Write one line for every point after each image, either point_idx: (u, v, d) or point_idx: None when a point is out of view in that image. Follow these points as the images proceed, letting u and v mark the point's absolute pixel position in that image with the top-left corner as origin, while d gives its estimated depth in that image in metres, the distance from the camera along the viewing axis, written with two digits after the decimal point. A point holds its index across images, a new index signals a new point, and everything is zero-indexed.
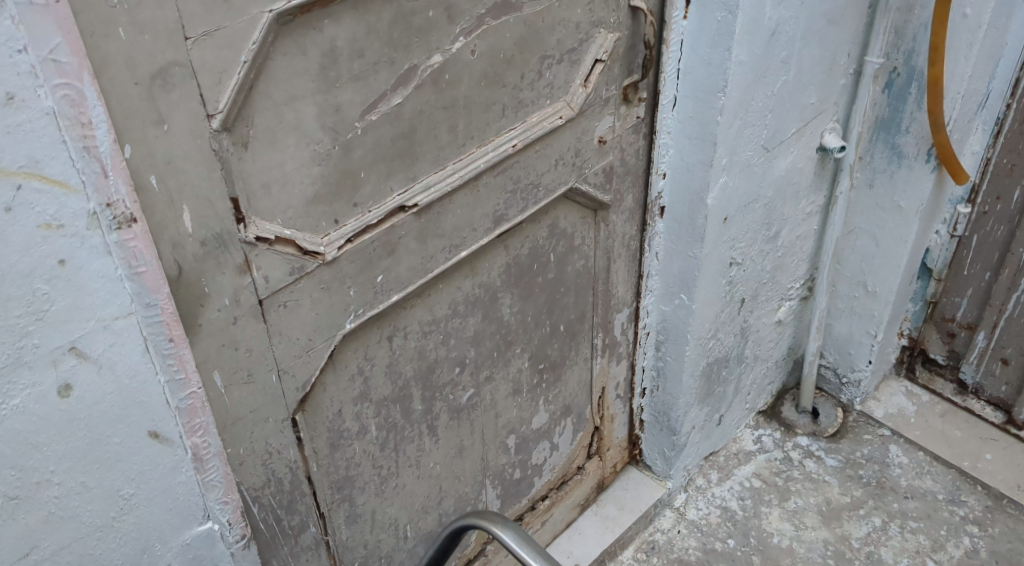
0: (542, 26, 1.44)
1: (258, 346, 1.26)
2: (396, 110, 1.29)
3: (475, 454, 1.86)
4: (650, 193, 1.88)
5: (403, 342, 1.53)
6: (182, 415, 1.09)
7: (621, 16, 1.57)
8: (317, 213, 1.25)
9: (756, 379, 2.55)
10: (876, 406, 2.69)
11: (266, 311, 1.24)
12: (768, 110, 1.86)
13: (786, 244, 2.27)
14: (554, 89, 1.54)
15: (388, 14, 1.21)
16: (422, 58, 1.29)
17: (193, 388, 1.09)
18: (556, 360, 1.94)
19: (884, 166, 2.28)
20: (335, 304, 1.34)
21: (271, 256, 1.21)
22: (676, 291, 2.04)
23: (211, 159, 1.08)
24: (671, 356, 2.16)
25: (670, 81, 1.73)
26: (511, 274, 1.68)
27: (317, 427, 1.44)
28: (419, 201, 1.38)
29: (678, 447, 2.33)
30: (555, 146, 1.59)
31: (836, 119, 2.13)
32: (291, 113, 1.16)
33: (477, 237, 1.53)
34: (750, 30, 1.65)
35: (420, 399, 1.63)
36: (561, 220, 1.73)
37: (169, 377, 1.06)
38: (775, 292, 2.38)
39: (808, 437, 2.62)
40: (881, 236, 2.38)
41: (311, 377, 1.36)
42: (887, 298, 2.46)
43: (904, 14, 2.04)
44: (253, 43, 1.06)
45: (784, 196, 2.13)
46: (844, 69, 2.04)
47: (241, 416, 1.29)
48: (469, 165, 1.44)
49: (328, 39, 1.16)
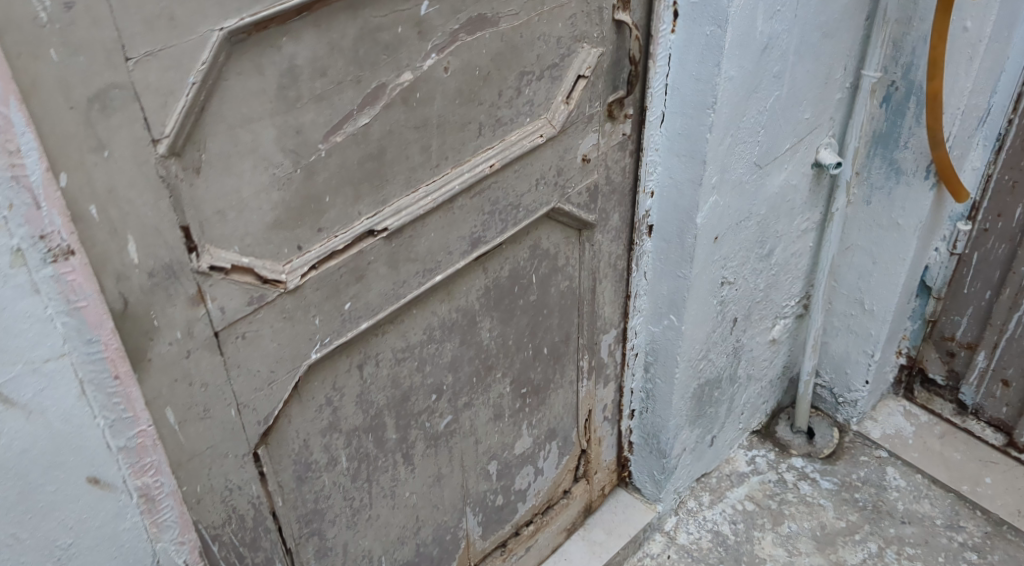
0: (521, 40, 1.38)
1: (214, 381, 1.19)
2: (363, 131, 1.23)
3: (454, 482, 1.79)
4: (637, 212, 1.81)
5: (375, 370, 1.46)
6: (129, 454, 1.03)
7: (605, 30, 1.50)
8: (278, 239, 1.19)
9: (749, 398, 2.48)
10: (873, 427, 2.62)
11: (223, 343, 1.18)
12: (760, 126, 1.79)
13: (780, 262, 2.20)
14: (535, 106, 1.47)
15: (352, 30, 1.15)
16: (390, 75, 1.22)
17: (142, 426, 1.04)
18: (540, 384, 1.87)
19: (881, 182, 2.21)
20: (299, 334, 1.27)
21: (227, 286, 1.14)
22: (665, 311, 1.97)
23: (158, 186, 1.01)
24: (660, 377, 2.09)
25: (658, 96, 1.66)
26: (491, 297, 1.62)
27: (282, 460, 1.37)
28: (389, 225, 1.32)
29: (668, 471, 2.26)
30: (535, 165, 1.52)
31: (831, 134, 2.07)
32: (247, 135, 1.09)
33: (453, 260, 1.46)
34: (740, 44, 1.58)
35: (394, 427, 1.57)
36: (543, 240, 1.66)
37: (114, 416, 1.01)
38: (769, 310, 2.31)
39: (803, 458, 2.55)
40: (879, 254, 2.31)
41: (274, 410, 1.29)
42: (884, 317, 2.39)
43: (901, 27, 1.97)
44: (203, 62, 0.99)
45: (778, 212, 2.06)
46: (840, 83, 1.97)
47: (197, 453, 1.22)
48: (443, 187, 1.37)
49: (287, 57, 1.09)
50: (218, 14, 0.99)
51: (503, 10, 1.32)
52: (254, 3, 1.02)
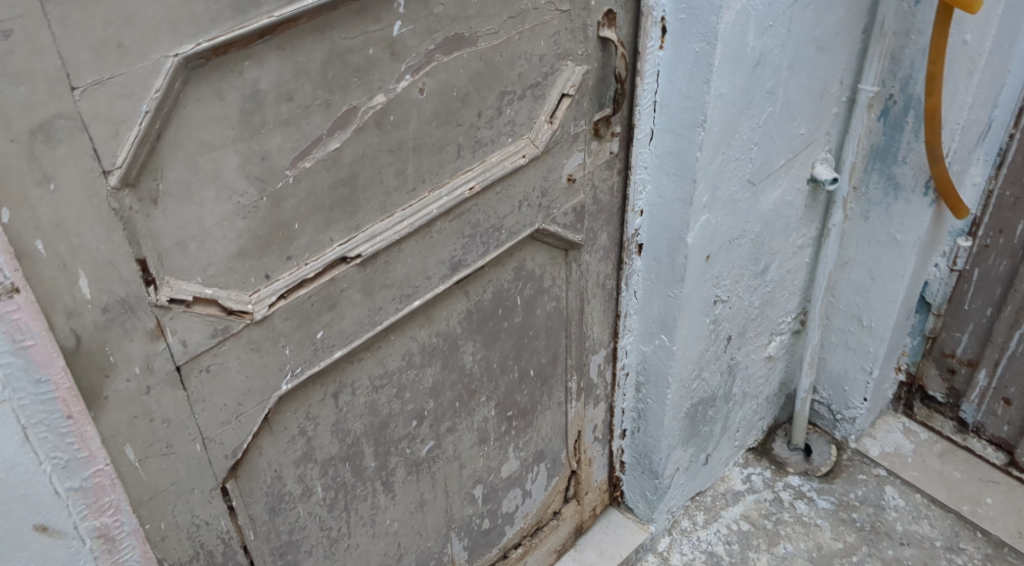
0: (501, 59, 1.33)
1: (177, 416, 1.15)
2: (333, 156, 1.18)
3: (437, 507, 1.74)
4: (626, 231, 1.77)
5: (351, 398, 1.42)
6: (86, 494, 1.03)
7: (590, 48, 1.45)
8: (244, 268, 1.14)
9: (745, 416, 2.43)
10: (872, 444, 2.56)
11: (186, 378, 1.13)
12: (753, 143, 1.74)
13: (776, 279, 2.15)
14: (517, 126, 1.42)
15: (320, 53, 1.10)
16: (361, 98, 1.17)
17: (99, 466, 1.03)
18: (526, 406, 1.82)
19: (880, 198, 2.16)
20: (268, 365, 1.23)
21: (189, 319, 1.10)
22: (655, 331, 1.92)
23: (110, 219, 0.97)
24: (652, 397, 2.04)
25: (647, 113, 1.61)
26: (473, 321, 1.57)
27: (253, 492, 1.33)
28: (362, 252, 1.27)
29: (661, 491, 2.21)
30: (518, 186, 1.47)
31: (828, 149, 2.02)
32: (208, 162, 1.05)
33: (431, 284, 1.42)
34: (730, 61, 1.54)
35: (372, 455, 1.52)
36: (528, 261, 1.61)
37: (70, 457, 1.00)
38: (765, 327, 2.26)
39: (799, 476, 2.50)
40: (877, 269, 2.26)
41: (242, 444, 1.25)
42: (883, 334, 2.34)
43: (900, 40, 1.92)
44: (157, 90, 0.95)
45: (773, 229, 2.01)
46: (836, 97, 1.93)
47: (160, 490, 1.18)
48: (420, 211, 1.33)
49: (250, 82, 1.05)
50: (173, 39, 0.94)
51: (481, 29, 1.28)
52: (212, 28, 0.97)
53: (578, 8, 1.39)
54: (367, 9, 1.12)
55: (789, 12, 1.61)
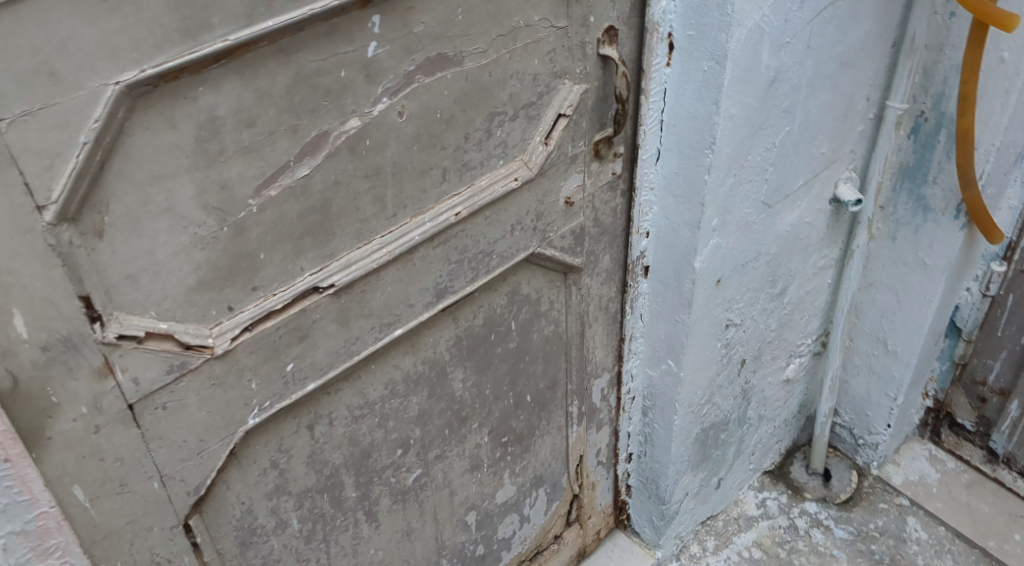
0: (490, 80, 1.25)
1: (131, 454, 1.09)
2: (302, 183, 1.11)
3: (426, 535, 1.68)
4: (631, 253, 1.68)
5: (328, 429, 1.36)
6: (31, 538, 1.01)
7: (589, 66, 1.37)
8: (203, 300, 1.08)
9: (761, 439, 2.34)
10: (895, 471, 2.45)
11: (140, 415, 1.08)
12: (767, 164, 1.65)
13: (795, 301, 2.05)
14: (508, 148, 1.34)
15: (285, 76, 1.03)
16: (333, 123, 1.10)
17: (43, 508, 1.01)
18: (523, 432, 1.75)
19: (908, 219, 2.05)
20: (232, 400, 1.17)
21: (142, 355, 1.04)
22: (662, 357, 1.83)
23: (47, 255, 0.92)
24: (659, 422, 1.95)
25: (652, 133, 1.53)
26: (463, 347, 1.50)
27: (221, 527, 1.28)
28: (336, 281, 1.20)
29: (668, 517, 2.12)
30: (510, 211, 1.39)
31: (852, 168, 1.92)
32: (160, 193, 0.99)
33: (415, 312, 1.35)
34: (743, 80, 1.44)
35: (353, 486, 1.46)
36: (523, 285, 1.53)
37: (10, 501, 0.97)
38: (783, 350, 2.16)
39: (817, 503, 2.40)
40: (904, 293, 2.14)
41: (205, 481, 1.19)
42: (909, 360, 2.23)
43: (932, 55, 1.81)
44: (96, 120, 0.90)
45: (791, 251, 1.91)
46: (862, 114, 1.83)
47: (115, 529, 1.13)
48: (401, 238, 1.26)
49: (206, 108, 0.98)
50: (114, 66, 0.90)
51: (467, 48, 1.20)
52: (158, 53, 0.92)
53: (576, 25, 1.31)
54: (337, 29, 1.05)
55: (808, 27, 1.51)
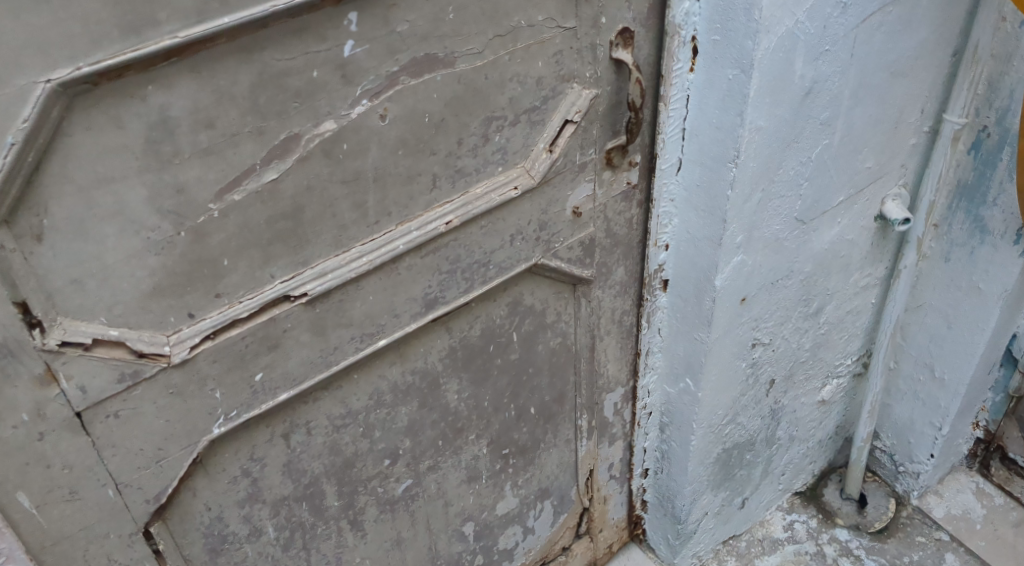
0: (486, 82, 1.16)
1: (81, 461, 1.06)
2: (270, 188, 1.05)
3: (419, 545, 1.61)
4: (648, 266, 1.59)
5: (306, 438, 1.30)
6: None
7: (600, 70, 1.28)
8: (160, 307, 1.03)
9: (793, 460, 2.20)
10: (936, 503, 2.28)
11: (90, 423, 1.04)
12: (802, 179, 1.52)
13: (832, 320, 1.92)
14: (508, 154, 1.26)
15: (247, 76, 0.97)
16: (304, 125, 1.04)
17: None
18: (527, 444, 1.67)
19: (964, 240, 1.88)
20: (194, 410, 1.12)
21: (88, 363, 1.00)
22: (680, 374, 1.73)
23: None
24: (676, 440, 1.86)
25: (673, 143, 1.44)
26: (458, 358, 1.43)
27: (187, 533, 1.23)
28: (309, 290, 1.14)
29: (684, 537, 2.03)
30: (509, 220, 1.31)
31: (902, 184, 1.78)
32: (107, 196, 0.94)
33: (401, 323, 1.28)
34: (772, 90, 1.33)
35: (336, 495, 1.41)
36: (526, 295, 1.45)
37: None
38: (819, 370, 2.03)
39: (848, 530, 2.25)
40: (955, 318, 1.98)
41: (165, 490, 1.14)
42: (957, 390, 2.06)
43: (1000, 65, 1.65)
44: (25, 120, 0.85)
45: (829, 268, 1.78)
46: (915, 127, 1.69)
47: (67, 535, 1.09)
48: (383, 246, 1.18)
49: (157, 108, 0.93)
50: (44, 63, 0.85)
51: (460, 49, 1.12)
52: (96, 50, 0.87)
53: (585, 26, 1.22)
54: (307, 26, 0.98)
55: (851, 34, 1.38)
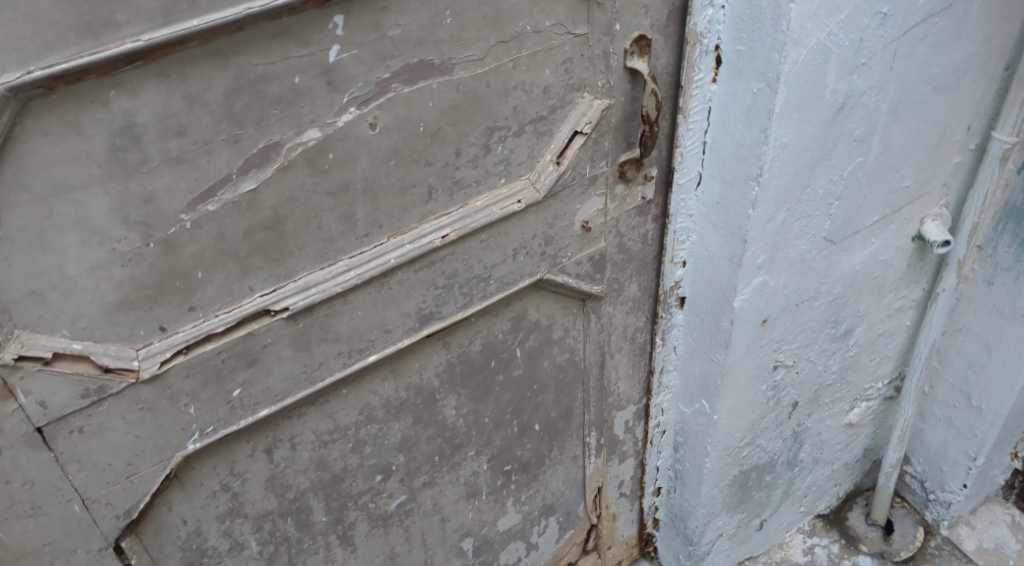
0: (487, 90, 1.09)
1: (44, 476, 1.01)
2: (248, 199, 0.98)
3: (414, 561, 1.55)
4: (664, 283, 1.51)
5: (290, 453, 1.25)
6: None
7: (614, 79, 1.20)
8: (129, 320, 0.98)
9: (817, 482, 2.10)
10: (967, 535, 2.17)
11: (53, 438, 0.99)
12: (832, 198, 1.42)
13: (862, 343, 1.81)
14: (512, 166, 1.18)
15: (222, 81, 0.91)
16: (285, 133, 0.97)
17: None
18: (531, 461, 1.60)
19: (1009, 264, 1.76)
20: (166, 426, 1.07)
21: (49, 378, 0.95)
22: (696, 395, 1.66)
23: None
24: (689, 460, 1.78)
25: (692, 157, 1.36)
26: (456, 373, 1.37)
27: (162, 548, 1.19)
28: (290, 304, 1.07)
29: (696, 559, 1.94)
30: (512, 234, 1.24)
31: (943, 204, 1.67)
32: (67, 205, 0.89)
33: (393, 338, 1.21)
34: (801, 105, 1.24)
35: (323, 510, 1.34)
36: (530, 311, 1.38)
37: None
38: (846, 392, 1.92)
39: (872, 558, 2.14)
40: (996, 346, 1.86)
41: (136, 505, 1.09)
42: (994, 420, 1.94)
43: None
44: None
45: (860, 289, 1.67)
46: (961, 145, 1.58)
47: (31, 549, 1.05)
48: (373, 260, 1.12)
49: (122, 114, 0.87)
50: None
51: (458, 55, 1.05)
52: (51, 53, 0.82)
53: (597, 32, 1.15)
54: (288, 29, 0.92)
55: (891, 47, 1.29)
